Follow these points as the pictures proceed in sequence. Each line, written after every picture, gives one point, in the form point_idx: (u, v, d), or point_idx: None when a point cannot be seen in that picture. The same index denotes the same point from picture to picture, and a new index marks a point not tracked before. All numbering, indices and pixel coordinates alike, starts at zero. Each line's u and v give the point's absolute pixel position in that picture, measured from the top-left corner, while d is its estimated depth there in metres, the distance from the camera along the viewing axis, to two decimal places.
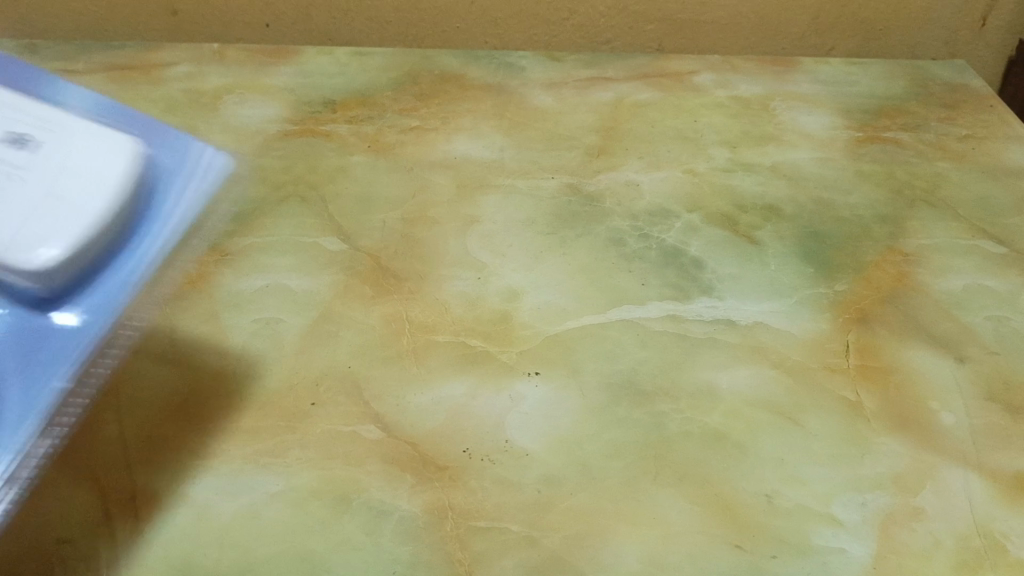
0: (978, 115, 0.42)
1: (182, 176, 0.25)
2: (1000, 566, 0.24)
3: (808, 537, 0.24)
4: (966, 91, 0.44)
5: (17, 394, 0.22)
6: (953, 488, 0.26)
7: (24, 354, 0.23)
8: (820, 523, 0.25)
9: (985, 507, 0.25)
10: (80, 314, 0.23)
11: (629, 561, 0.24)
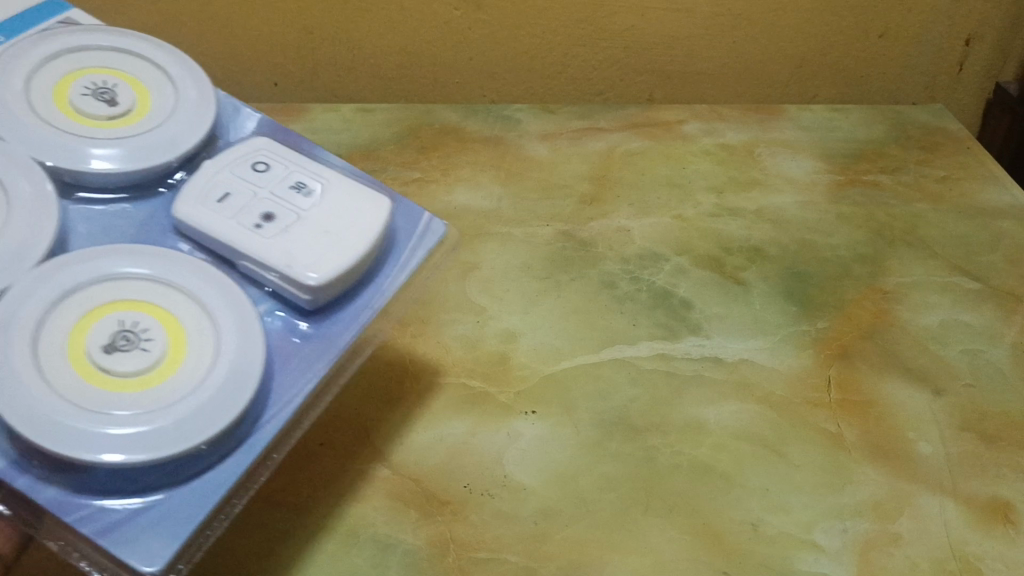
0: (462, 130, 0.61)
1: (402, 237, 0.36)
2: (465, 493, 0.38)
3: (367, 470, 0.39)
4: (453, 129, 0.61)
5: (299, 362, 0.32)
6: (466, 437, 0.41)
7: (300, 349, 0.32)
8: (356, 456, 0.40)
9: (485, 446, 0.40)
10: (323, 323, 0.33)
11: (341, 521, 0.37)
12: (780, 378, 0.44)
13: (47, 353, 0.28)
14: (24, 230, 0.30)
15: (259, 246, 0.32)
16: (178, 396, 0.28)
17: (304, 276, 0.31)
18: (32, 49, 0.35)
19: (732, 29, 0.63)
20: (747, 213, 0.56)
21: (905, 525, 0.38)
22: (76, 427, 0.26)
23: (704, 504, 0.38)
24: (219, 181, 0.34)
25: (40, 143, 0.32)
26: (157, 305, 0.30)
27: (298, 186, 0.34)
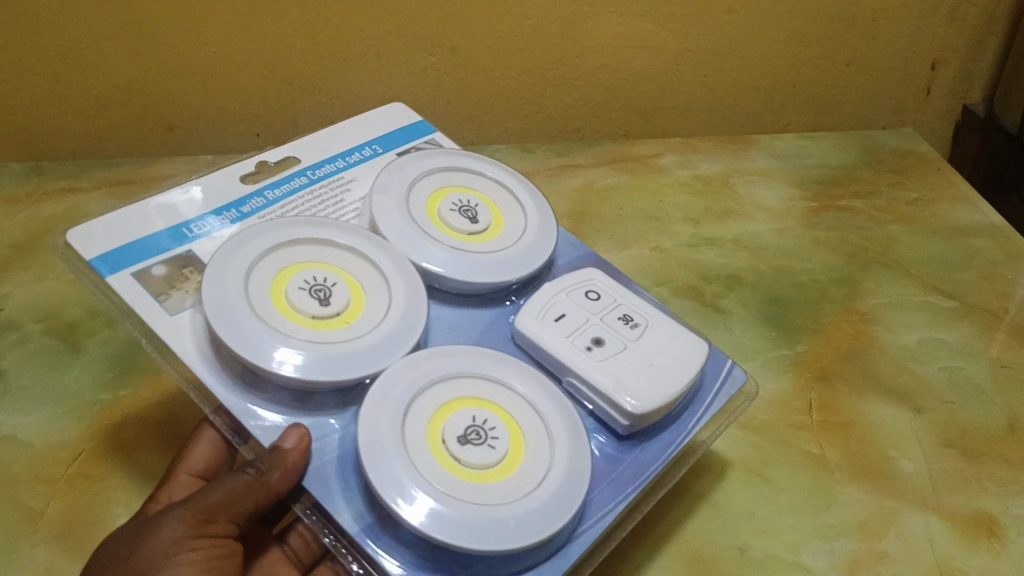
0: None
1: (710, 381, 0.38)
2: None
3: None
4: None
5: (611, 483, 0.33)
6: None
7: (614, 471, 0.34)
8: None
9: None
10: (633, 449, 0.35)
11: None
12: (761, 403, 0.45)
13: (412, 442, 0.31)
14: (406, 311, 0.35)
15: (591, 367, 0.35)
16: (517, 495, 0.30)
17: (614, 402, 0.34)
18: (426, 171, 0.41)
19: (701, 65, 0.64)
20: (725, 242, 0.57)
21: (891, 543, 0.38)
22: (432, 505, 0.29)
23: (690, 532, 0.39)
24: (560, 302, 0.37)
25: (399, 239, 0.37)
26: (510, 406, 0.33)
27: (627, 318, 0.37)
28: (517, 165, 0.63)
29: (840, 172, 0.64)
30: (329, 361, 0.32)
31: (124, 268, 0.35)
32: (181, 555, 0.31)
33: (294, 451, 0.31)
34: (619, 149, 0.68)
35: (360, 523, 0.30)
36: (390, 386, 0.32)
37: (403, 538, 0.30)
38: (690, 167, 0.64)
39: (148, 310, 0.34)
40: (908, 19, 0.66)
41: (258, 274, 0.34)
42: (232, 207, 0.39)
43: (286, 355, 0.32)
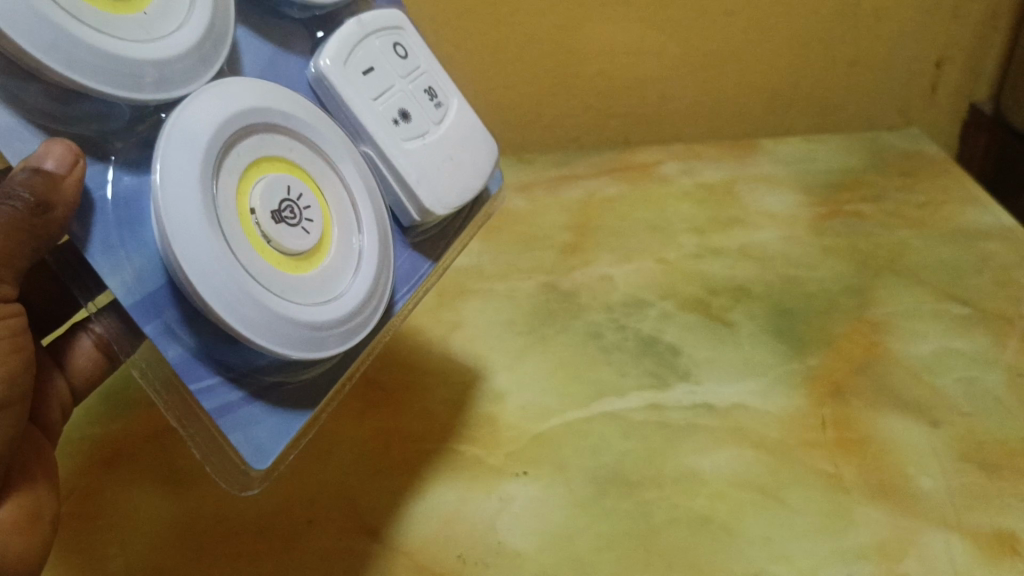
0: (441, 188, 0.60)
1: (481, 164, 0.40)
2: (457, 563, 0.37)
3: (356, 546, 0.38)
4: None
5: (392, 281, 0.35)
6: (459, 503, 0.39)
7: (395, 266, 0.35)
8: (346, 534, 0.38)
9: (479, 512, 0.39)
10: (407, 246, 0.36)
11: None
12: (773, 421, 0.43)
13: (226, 210, 0.27)
14: (209, 20, 0.28)
15: (406, 147, 0.34)
16: (329, 288, 0.30)
17: (410, 198, 0.34)
18: None
19: (700, 72, 0.67)
20: (731, 252, 0.56)
21: (912, 566, 0.37)
22: (250, 300, 0.26)
23: (703, 558, 0.37)
24: (368, 52, 0.34)
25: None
26: (317, 176, 0.31)
27: (428, 92, 0.36)
28: (527, 204, 0.60)
29: (845, 177, 0.63)
30: (116, 60, 0.25)
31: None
32: None
33: (62, 175, 0.24)
34: (618, 159, 0.66)
35: (134, 292, 0.26)
36: (207, 113, 0.26)
37: (181, 312, 0.27)
38: (689, 178, 0.63)
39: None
40: (911, 17, 0.66)
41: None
42: None
43: (64, 33, 0.23)
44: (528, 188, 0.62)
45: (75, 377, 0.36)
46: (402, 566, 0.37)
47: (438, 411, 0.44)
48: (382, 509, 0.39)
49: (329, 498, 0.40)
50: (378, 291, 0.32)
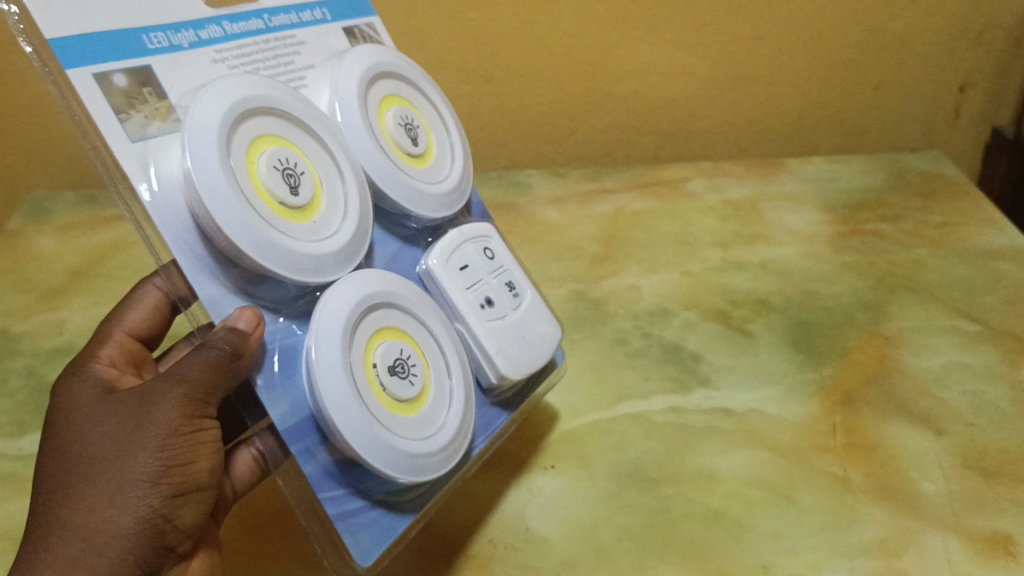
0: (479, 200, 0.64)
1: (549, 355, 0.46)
2: (488, 547, 0.40)
3: None
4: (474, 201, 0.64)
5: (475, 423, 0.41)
6: (490, 494, 0.43)
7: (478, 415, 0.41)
8: None
9: (509, 503, 0.42)
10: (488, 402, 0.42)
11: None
12: (787, 427, 0.46)
13: (359, 369, 0.33)
14: (354, 231, 0.36)
15: (488, 325, 0.40)
16: (430, 432, 0.36)
17: (491, 365, 0.40)
18: (379, 76, 0.41)
19: (731, 91, 0.71)
20: (753, 266, 0.58)
21: (910, 562, 0.40)
22: (369, 431, 0.32)
23: (716, 550, 0.40)
24: (463, 252, 0.42)
25: (355, 148, 0.38)
26: (423, 344, 0.37)
27: (510, 286, 0.43)
28: (560, 216, 0.64)
29: (866, 197, 0.66)
30: (291, 258, 0.33)
31: (87, 64, 0.31)
32: (173, 437, 0.31)
33: (250, 334, 0.32)
34: (648, 175, 0.69)
35: (288, 422, 0.33)
36: (345, 297, 0.34)
37: (320, 445, 0.33)
38: (715, 195, 0.66)
39: (106, 128, 0.31)
40: (935, 44, 0.70)
41: (196, 127, 0.31)
42: (190, 28, 0.35)
43: (264, 235, 0.31)
44: (561, 202, 0.65)
45: (236, 484, 0.41)
46: (438, 548, 0.40)
47: None
48: None
49: None
50: (465, 437, 0.38)
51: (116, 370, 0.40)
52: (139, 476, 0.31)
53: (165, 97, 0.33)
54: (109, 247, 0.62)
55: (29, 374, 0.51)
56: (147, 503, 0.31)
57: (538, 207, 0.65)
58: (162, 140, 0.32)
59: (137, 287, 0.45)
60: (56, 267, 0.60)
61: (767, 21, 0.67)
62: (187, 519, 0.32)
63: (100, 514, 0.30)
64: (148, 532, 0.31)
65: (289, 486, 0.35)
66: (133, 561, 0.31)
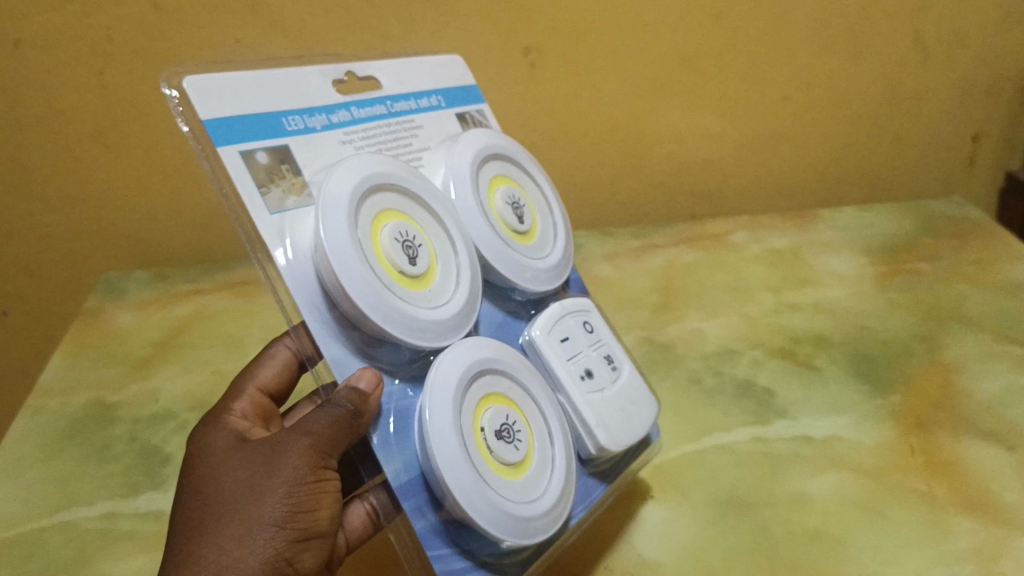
0: None
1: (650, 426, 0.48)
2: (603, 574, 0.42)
3: None
4: None
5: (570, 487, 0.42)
6: (596, 527, 0.45)
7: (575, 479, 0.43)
8: None
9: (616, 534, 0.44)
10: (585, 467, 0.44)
11: None
12: (867, 449, 0.49)
13: (468, 430, 0.36)
14: (464, 302, 0.39)
15: (585, 395, 0.43)
16: (532, 497, 0.37)
17: (590, 435, 0.42)
18: (489, 158, 0.45)
19: (761, 148, 0.76)
20: (807, 306, 0.62)
21: (1007, 566, 0.42)
22: (475, 489, 0.34)
23: (823, 565, 0.42)
24: (562, 326, 0.45)
25: (466, 222, 0.41)
26: (527, 410, 0.40)
27: (609, 361, 0.46)
28: (615, 271, 0.67)
29: (901, 241, 0.69)
30: (408, 321, 0.35)
31: (234, 142, 0.35)
32: (299, 482, 0.34)
33: (370, 393, 0.34)
34: (690, 231, 0.73)
35: (402, 477, 0.35)
36: (456, 362, 0.36)
37: (428, 504, 0.35)
38: (758, 245, 0.70)
39: (251, 197, 0.34)
40: (948, 98, 0.76)
41: (329, 197, 0.34)
42: (321, 114, 0.40)
43: (387, 300, 0.34)
44: (614, 258, 0.69)
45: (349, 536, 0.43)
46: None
47: None
48: None
49: None
50: (566, 503, 0.39)
51: (247, 423, 0.44)
52: (267, 518, 0.33)
53: (299, 173, 0.37)
54: (189, 320, 0.65)
55: (133, 439, 0.53)
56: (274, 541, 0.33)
57: (593, 263, 0.68)
58: (298, 212, 0.36)
59: (268, 348, 0.50)
60: (142, 343, 0.62)
61: (792, 84, 0.72)
62: (308, 563, 0.34)
63: (230, 552, 0.32)
64: (272, 573, 0.32)
65: (398, 541, 0.37)
66: None
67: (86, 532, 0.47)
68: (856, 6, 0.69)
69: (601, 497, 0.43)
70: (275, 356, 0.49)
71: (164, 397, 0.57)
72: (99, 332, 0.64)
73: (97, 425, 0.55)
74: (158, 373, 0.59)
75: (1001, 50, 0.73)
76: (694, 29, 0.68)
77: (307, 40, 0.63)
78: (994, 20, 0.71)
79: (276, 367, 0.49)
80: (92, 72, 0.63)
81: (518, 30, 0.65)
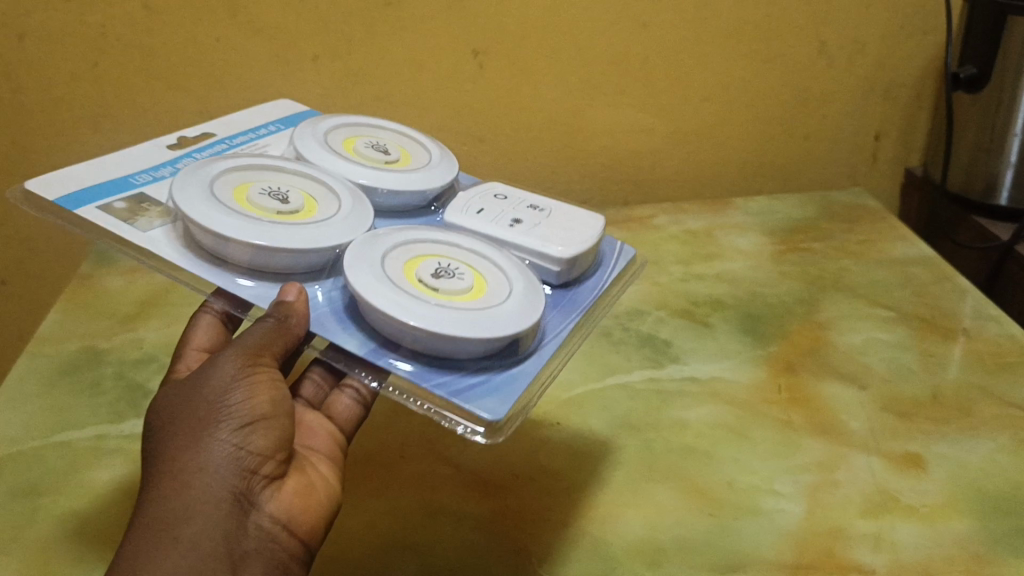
0: None
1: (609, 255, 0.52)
2: (514, 477, 0.51)
3: (438, 467, 0.52)
4: None
5: (560, 311, 0.46)
6: (510, 441, 0.54)
7: (562, 305, 0.47)
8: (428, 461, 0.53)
9: (528, 447, 0.53)
10: (570, 292, 0.48)
11: (469, 508, 0.49)
12: (742, 386, 0.58)
13: (396, 280, 0.41)
14: (353, 208, 0.46)
15: (519, 233, 0.48)
16: (498, 302, 0.41)
17: (545, 253, 0.47)
18: (328, 133, 0.54)
19: (685, 144, 0.85)
20: (710, 276, 0.71)
21: (841, 473, 0.51)
22: (422, 310, 0.39)
23: (691, 473, 0.51)
24: (476, 203, 0.51)
25: (332, 170, 0.50)
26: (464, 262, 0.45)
27: (534, 209, 0.51)
28: None
29: (801, 224, 0.79)
30: (297, 233, 0.42)
31: (87, 204, 0.44)
32: (241, 379, 0.39)
33: (295, 301, 0.41)
34: (619, 214, 0.82)
35: (366, 347, 0.41)
36: (361, 247, 0.42)
37: (399, 355, 0.40)
38: (675, 226, 0.79)
39: (123, 230, 0.43)
40: (851, 100, 0.85)
41: (180, 189, 0.43)
42: (166, 164, 0.50)
43: (264, 226, 0.42)
44: None
45: (342, 420, 0.48)
46: (474, 480, 0.51)
47: None
48: (456, 445, 0.54)
49: (413, 443, 0.54)
50: (535, 293, 0.43)
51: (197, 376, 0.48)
52: (213, 416, 0.38)
53: (158, 204, 0.46)
54: (169, 283, 0.73)
55: (119, 377, 0.62)
56: (225, 430, 0.38)
57: None
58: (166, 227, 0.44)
59: (192, 318, 0.53)
60: (130, 301, 0.71)
61: (710, 86, 0.82)
62: (267, 447, 0.39)
63: (186, 457, 0.37)
64: (232, 460, 0.37)
65: (398, 389, 0.40)
66: (226, 484, 0.37)
67: (77, 447, 0.55)
68: (762, 19, 0.78)
69: (592, 307, 0.47)
70: (205, 322, 0.52)
71: (147, 346, 0.65)
72: (89, 292, 0.72)
73: (88, 365, 0.63)
74: (141, 326, 0.68)
75: (894, 58, 0.83)
76: (622, 35, 0.77)
77: (279, 39, 0.73)
78: (886, 32, 0.81)
79: (209, 329, 0.52)
80: (87, 65, 0.71)
81: (465, 35, 0.75)
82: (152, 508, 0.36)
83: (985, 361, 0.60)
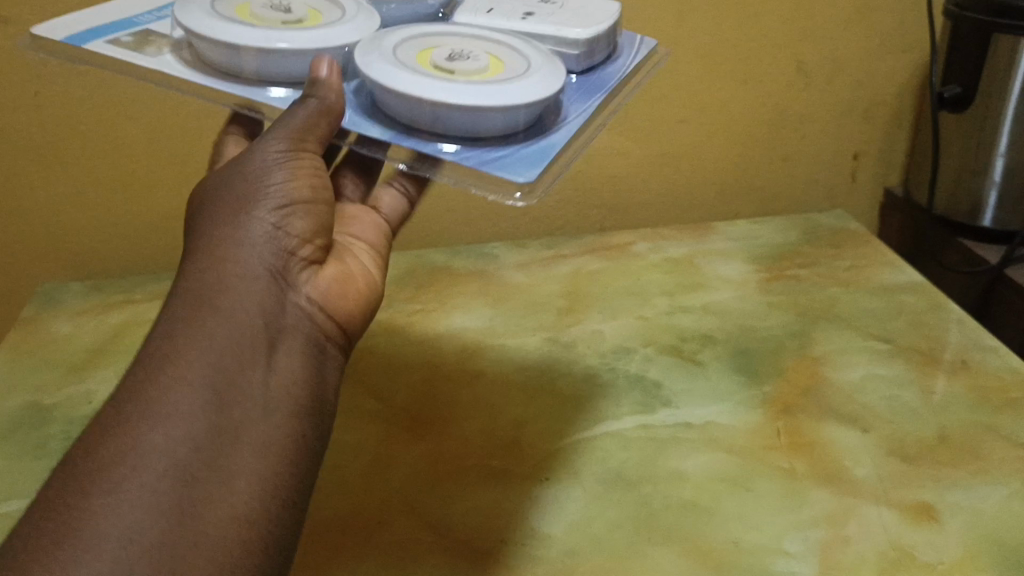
0: (475, 306, 0.69)
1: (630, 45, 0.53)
2: (503, 544, 0.47)
3: (420, 533, 0.48)
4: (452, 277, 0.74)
5: (576, 93, 0.46)
6: (497, 502, 0.50)
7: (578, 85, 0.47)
8: (408, 527, 0.48)
9: (517, 508, 0.49)
10: (591, 74, 0.48)
11: None
12: (740, 432, 0.55)
13: (410, 61, 0.41)
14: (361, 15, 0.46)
15: (528, 22, 0.48)
16: (518, 73, 0.41)
17: (557, 35, 0.47)
18: None
19: (663, 167, 0.82)
20: (697, 308, 0.68)
21: (852, 529, 0.48)
22: (441, 87, 0.39)
23: (695, 533, 0.47)
24: (485, 3, 0.51)
25: None
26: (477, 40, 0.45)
27: (540, 1, 0.51)
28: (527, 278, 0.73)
29: (785, 250, 0.76)
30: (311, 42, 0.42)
31: (94, 38, 0.45)
32: (283, 152, 0.41)
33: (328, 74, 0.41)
34: (598, 241, 0.79)
35: (389, 133, 0.41)
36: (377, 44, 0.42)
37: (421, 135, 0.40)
38: (657, 254, 0.76)
39: (137, 62, 0.44)
40: (830, 119, 0.83)
41: (183, 14, 0.43)
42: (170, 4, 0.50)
43: (273, 37, 0.42)
44: (526, 267, 0.75)
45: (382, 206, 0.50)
46: (458, 548, 0.47)
47: (470, 436, 0.55)
48: (437, 507, 0.49)
49: (392, 506, 0.50)
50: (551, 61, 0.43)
51: None
52: (262, 186, 0.41)
53: (166, 35, 0.46)
54: (121, 327, 0.68)
55: (67, 437, 0.56)
56: (263, 207, 0.40)
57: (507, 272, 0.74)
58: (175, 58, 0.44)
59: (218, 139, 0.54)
60: (78, 349, 0.66)
61: (687, 107, 0.79)
62: (302, 227, 0.41)
63: (227, 228, 0.39)
64: (274, 241, 0.39)
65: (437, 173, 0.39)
66: (267, 254, 0.39)
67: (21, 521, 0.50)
68: (741, 37, 0.76)
69: (616, 85, 0.48)
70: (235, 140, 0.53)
71: (98, 399, 0.60)
72: (33, 339, 0.67)
73: (32, 424, 0.58)
74: (90, 377, 0.62)
75: (872, 77, 0.81)
76: None
77: None
78: (865, 49, 0.79)
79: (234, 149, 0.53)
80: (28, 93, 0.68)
81: None
82: (196, 263, 0.38)
83: (987, 397, 0.58)
